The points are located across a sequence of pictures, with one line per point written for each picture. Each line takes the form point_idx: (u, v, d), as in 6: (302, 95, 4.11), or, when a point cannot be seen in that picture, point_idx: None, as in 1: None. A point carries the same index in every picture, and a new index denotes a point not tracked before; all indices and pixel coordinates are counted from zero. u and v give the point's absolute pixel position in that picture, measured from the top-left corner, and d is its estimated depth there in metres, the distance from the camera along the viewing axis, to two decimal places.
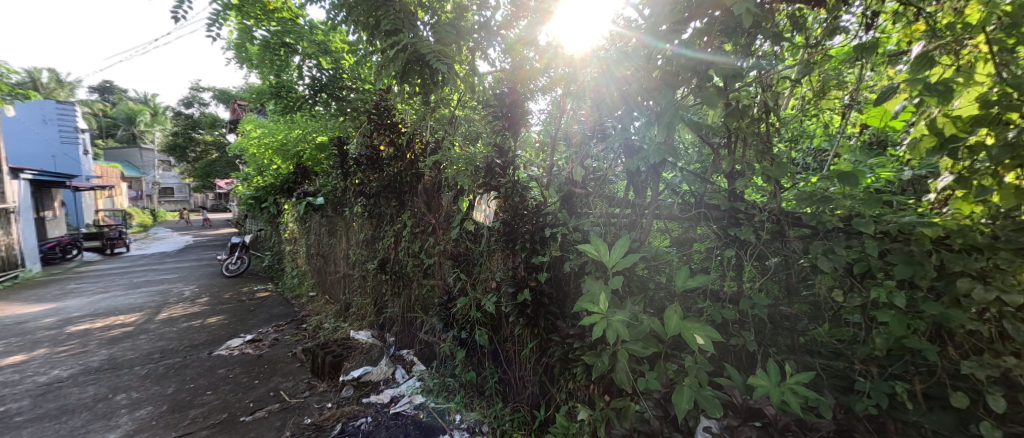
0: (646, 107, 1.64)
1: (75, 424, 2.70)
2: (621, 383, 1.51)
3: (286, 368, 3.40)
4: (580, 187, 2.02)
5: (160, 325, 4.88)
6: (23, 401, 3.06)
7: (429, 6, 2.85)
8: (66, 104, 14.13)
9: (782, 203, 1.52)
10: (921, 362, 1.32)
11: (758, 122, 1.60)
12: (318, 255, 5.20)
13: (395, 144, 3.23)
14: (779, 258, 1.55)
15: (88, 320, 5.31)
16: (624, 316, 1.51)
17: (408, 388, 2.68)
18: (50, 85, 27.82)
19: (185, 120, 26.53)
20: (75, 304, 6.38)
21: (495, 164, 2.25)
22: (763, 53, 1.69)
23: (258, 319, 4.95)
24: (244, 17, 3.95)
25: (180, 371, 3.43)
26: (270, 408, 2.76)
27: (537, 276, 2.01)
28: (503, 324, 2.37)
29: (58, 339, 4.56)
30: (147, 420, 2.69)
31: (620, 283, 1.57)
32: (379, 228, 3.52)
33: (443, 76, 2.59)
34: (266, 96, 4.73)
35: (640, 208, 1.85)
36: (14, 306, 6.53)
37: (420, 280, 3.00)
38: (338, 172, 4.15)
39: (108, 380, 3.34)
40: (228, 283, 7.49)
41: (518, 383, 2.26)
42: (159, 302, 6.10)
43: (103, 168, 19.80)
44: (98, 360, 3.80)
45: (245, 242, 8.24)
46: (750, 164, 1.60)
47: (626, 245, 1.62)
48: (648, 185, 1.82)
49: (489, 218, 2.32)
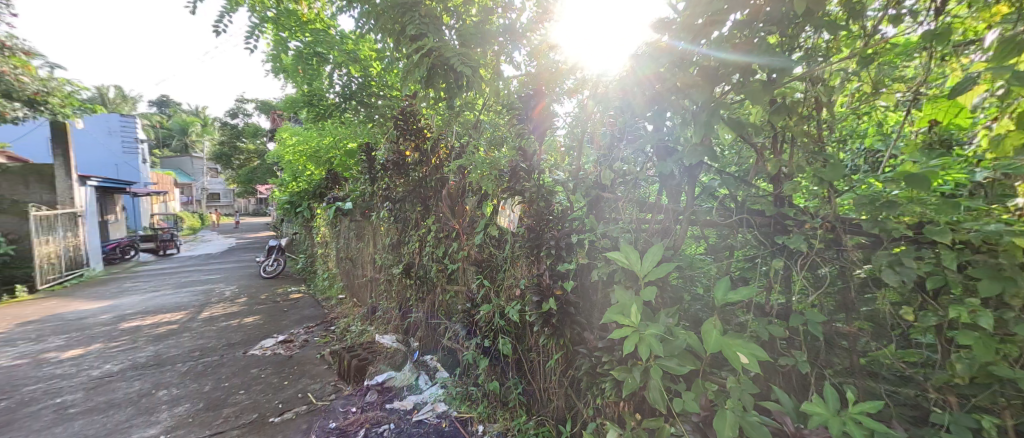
0: (681, 106, 1.53)
1: (120, 419, 2.82)
2: (654, 402, 1.39)
3: (314, 370, 3.45)
4: (608, 191, 1.92)
5: (201, 324, 5.11)
6: (77, 394, 3.25)
7: (454, 11, 2.84)
8: (128, 117, 15.48)
9: (836, 208, 1.36)
10: (1014, 394, 1.10)
11: (808, 120, 1.48)
12: (346, 258, 5.31)
13: (420, 149, 3.27)
14: (835, 267, 1.38)
15: (139, 317, 5.65)
16: (657, 330, 1.38)
17: (431, 395, 2.68)
18: (115, 100, 30.51)
19: (231, 130, 28.29)
20: (128, 302, 6.83)
21: (519, 169, 2.24)
22: (812, 47, 1.53)
23: (290, 320, 5.09)
24: (280, 31, 4.18)
25: (217, 370, 3.56)
26: (298, 410, 2.79)
27: (563, 284, 1.95)
28: (527, 334, 2.29)
29: (112, 335, 4.86)
30: (184, 417, 2.78)
31: (652, 294, 1.44)
32: (404, 233, 3.55)
33: (466, 80, 2.58)
34: (299, 105, 4.81)
35: (672, 214, 1.68)
36: (78, 302, 7.07)
37: (444, 286, 2.98)
38: (366, 177, 4.23)
39: (152, 376, 3.51)
40: (265, 284, 7.84)
41: (544, 395, 2.18)
42: (202, 301, 6.42)
43: (160, 176, 21.46)
44: (144, 356, 4.01)
45: (281, 245, 8.58)
46: (798, 166, 1.45)
47: (658, 253, 1.49)
48: (682, 189, 1.65)
49: (514, 224, 2.30)
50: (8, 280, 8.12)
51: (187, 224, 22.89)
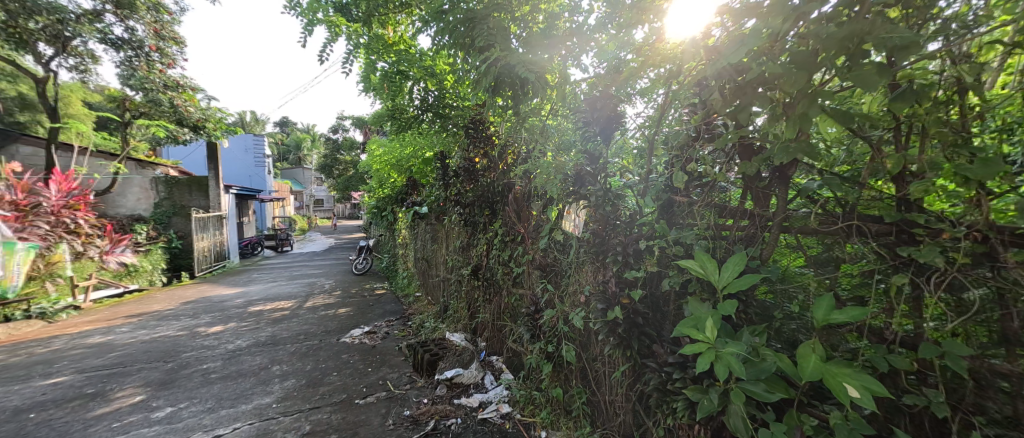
0: (771, 98, 1.32)
1: (244, 387, 3.31)
2: (736, 431, 1.23)
3: (393, 360, 3.73)
4: (682, 194, 1.78)
5: (306, 311, 5.86)
6: (217, 363, 3.91)
7: (521, 20, 2.88)
8: (259, 137, 18.56)
9: (990, 213, 1.05)
10: None
11: (946, 105, 1.17)
12: (422, 259, 5.68)
13: (489, 156, 3.45)
14: (988, 290, 1.07)
15: (261, 303, 6.65)
16: (739, 349, 1.21)
17: (496, 395, 2.80)
18: (249, 122, 36.50)
19: (333, 144, 32.18)
20: (254, 289, 8.09)
21: (584, 171, 2.24)
22: (954, 17, 1.20)
23: (375, 313, 5.60)
24: (371, 55, 4.64)
25: (316, 353, 4.02)
26: (378, 395, 3.03)
27: (631, 293, 1.86)
28: (592, 342, 2.24)
29: (242, 316, 5.78)
30: (291, 390, 3.18)
31: (733, 308, 1.29)
32: (473, 236, 3.73)
33: (532, 85, 2.67)
34: (384, 119, 5.30)
35: (760, 220, 1.51)
36: (220, 288, 8.57)
37: (510, 288, 3.09)
38: (440, 184, 4.53)
39: (270, 353, 4.08)
40: (355, 279, 8.76)
41: (609, 409, 2.11)
42: (307, 292, 7.37)
43: (279, 185, 25.20)
44: (264, 336, 4.70)
45: (369, 245, 9.50)
46: (930, 163, 1.16)
47: (740, 262, 1.34)
48: (771, 192, 1.50)
49: (579, 228, 2.37)
50: (176, 268, 10.14)
51: (298, 225, 26.50)
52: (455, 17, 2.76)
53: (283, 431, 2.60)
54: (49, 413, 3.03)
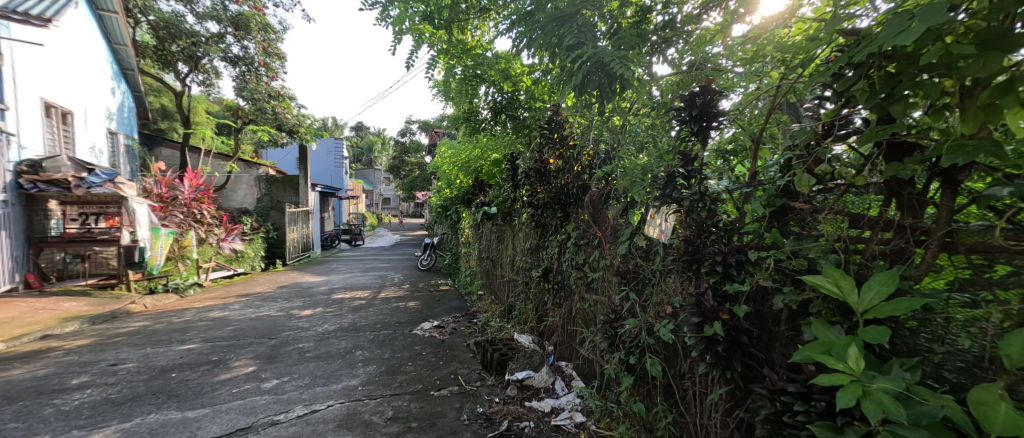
0: (939, 87, 1.08)
1: (334, 368, 3.59)
2: None
3: (462, 356, 3.82)
4: (801, 200, 1.55)
5: (380, 302, 6.24)
6: (310, 343, 4.29)
7: (608, 15, 2.76)
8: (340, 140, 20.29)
9: None
10: None
11: None
12: (487, 259, 5.77)
13: (564, 157, 3.37)
14: None
15: (341, 291, 7.22)
16: (894, 385, 1.02)
17: (569, 402, 2.75)
18: (331, 127, 40.03)
19: (403, 146, 34.19)
20: (335, 279, 8.82)
21: (677, 174, 2.04)
22: None
23: (442, 308, 5.81)
24: (449, 60, 4.81)
25: (393, 342, 4.26)
26: (451, 389, 3.10)
27: (733, 309, 1.68)
28: (680, 358, 2.08)
29: (327, 303, 6.31)
30: (374, 375, 3.39)
31: (883, 336, 1.09)
32: (543, 237, 3.69)
33: (623, 83, 2.52)
34: (458, 121, 5.47)
35: (913, 233, 1.27)
36: (306, 276, 9.47)
37: (583, 294, 3.00)
38: (509, 184, 4.57)
39: (353, 339, 4.40)
40: (421, 275, 9.18)
41: (699, 432, 1.95)
42: (380, 284, 7.85)
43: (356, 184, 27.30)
44: (346, 322, 5.08)
45: (435, 243, 9.90)
46: None
47: (891, 283, 1.13)
48: (927, 200, 1.25)
49: (665, 234, 2.17)
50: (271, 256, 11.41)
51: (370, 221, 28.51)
52: (541, 16, 2.72)
53: (369, 414, 2.76)
54: (184, 375, 3.52)
